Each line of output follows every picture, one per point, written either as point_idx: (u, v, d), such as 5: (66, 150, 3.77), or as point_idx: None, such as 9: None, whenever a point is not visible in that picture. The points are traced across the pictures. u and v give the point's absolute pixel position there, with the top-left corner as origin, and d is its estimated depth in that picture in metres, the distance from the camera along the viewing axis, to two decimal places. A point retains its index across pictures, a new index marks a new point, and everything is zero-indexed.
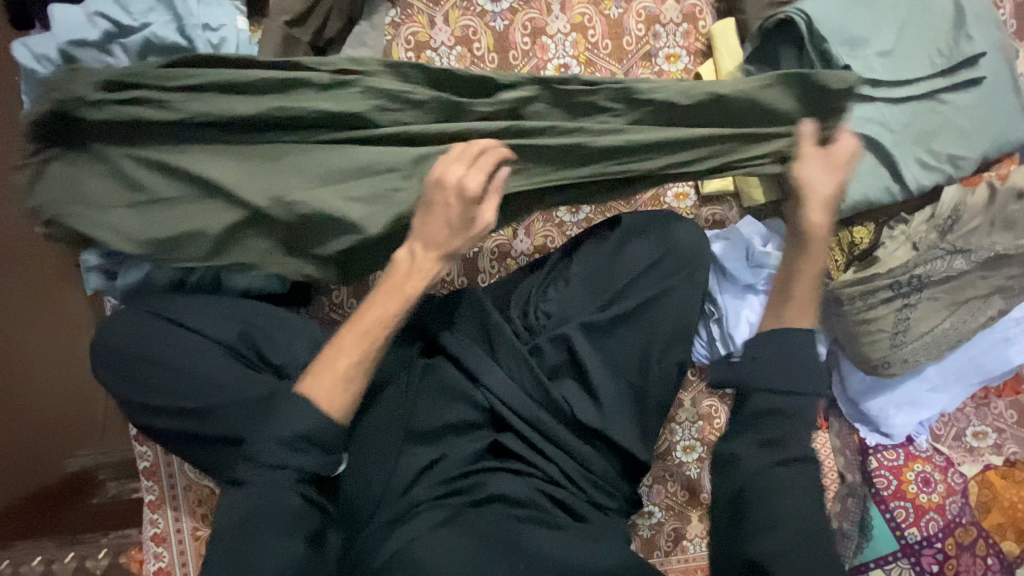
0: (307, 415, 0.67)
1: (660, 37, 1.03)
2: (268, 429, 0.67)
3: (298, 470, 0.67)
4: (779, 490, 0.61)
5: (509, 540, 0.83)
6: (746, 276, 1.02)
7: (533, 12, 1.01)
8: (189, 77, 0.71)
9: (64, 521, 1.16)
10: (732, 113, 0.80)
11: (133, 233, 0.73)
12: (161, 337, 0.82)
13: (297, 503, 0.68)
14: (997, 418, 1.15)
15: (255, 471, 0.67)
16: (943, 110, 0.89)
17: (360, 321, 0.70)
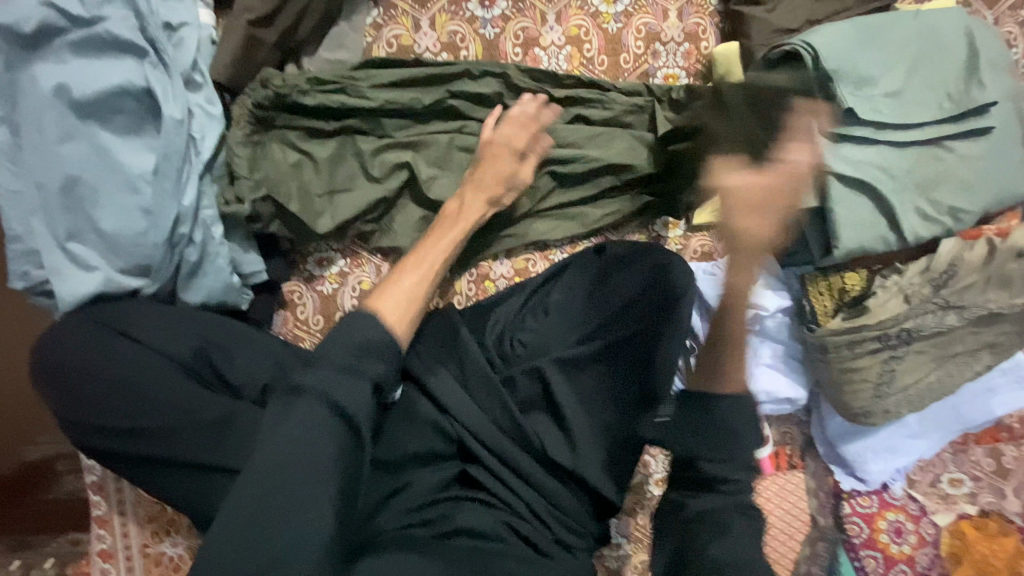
0: (380, 323, 0.71)
1: (659, 55, 0.97)
2: (344, 337, 0.68)
3: (370, 377, 0.68)
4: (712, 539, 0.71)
5: (476, 564, 0.79)
6: (730, 314, 0.97)
7: (527, 21, 0.95)
8: (369, 76, 0.86)
9: (18, 514, 1.11)
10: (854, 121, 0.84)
11: (326, 207, 0.83)
12: (111, 350, 0.75)
13: (344, 429, 0.65)
14: (975, 466, 1.11)
15: (317, 378, 0.65)
16: (946, 160, 0.85)
17: (424, 256, 0.81)
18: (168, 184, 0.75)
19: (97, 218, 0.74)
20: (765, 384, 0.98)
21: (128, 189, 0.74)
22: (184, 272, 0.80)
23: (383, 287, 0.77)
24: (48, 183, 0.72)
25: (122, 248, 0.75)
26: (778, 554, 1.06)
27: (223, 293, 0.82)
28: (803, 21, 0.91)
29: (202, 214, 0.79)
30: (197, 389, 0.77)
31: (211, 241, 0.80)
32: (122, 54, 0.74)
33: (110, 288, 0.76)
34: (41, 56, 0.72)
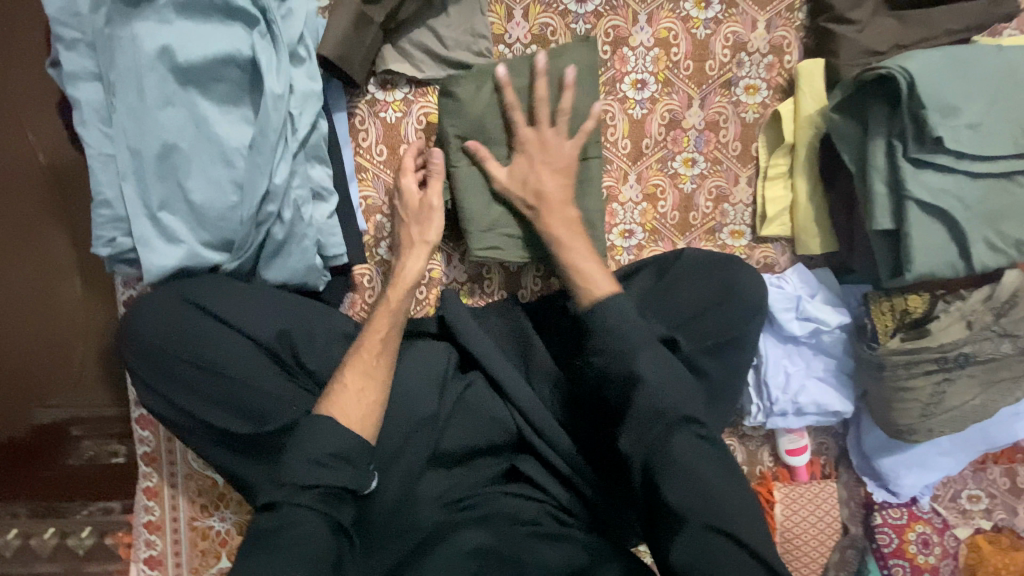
0: (340, 433, 0.70)
1: (743, 65, 0.98)
2: (303, 450, 0.69)
3: (330, 485, 0.67)
4: (678, 463, 0.68)
5: (510, 556, 0.81)
6: (792, 329, 0.98)
7: (618, 19, 0.94)
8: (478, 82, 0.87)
9: (38, 479, 1.06)
10: (952, 139, 0.84)
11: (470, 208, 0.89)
12: (193, 326, 0.74)
13: (329, 522, 0.66)
14: (991, 484, 1.17)
15: (292, 491, 0.67)
16: (1017, 192, 0.88)
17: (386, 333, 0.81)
18: (261, 159, 0.71)
19: (188, 188, 0.71)
20: (817, 396, 1.00)
21: (222, 161, 0.72)
22: (268, 250, 0.77)
23: (342, 385, 0.75)
24: (144, 149, 0.69)
25: (211, 222, 0.73)
26: (808, 559, 1.10)
27: (304, 274, 0.80)
28: (892, 44, 0.92)
29: (292, 193, 0.75)
30: (279, 377, 0.76)
31: (299, 221, 0.76)
32: (228, 20, 0.70)
33: (195, 262, 0.74)
34: (141, 14, 0.68)
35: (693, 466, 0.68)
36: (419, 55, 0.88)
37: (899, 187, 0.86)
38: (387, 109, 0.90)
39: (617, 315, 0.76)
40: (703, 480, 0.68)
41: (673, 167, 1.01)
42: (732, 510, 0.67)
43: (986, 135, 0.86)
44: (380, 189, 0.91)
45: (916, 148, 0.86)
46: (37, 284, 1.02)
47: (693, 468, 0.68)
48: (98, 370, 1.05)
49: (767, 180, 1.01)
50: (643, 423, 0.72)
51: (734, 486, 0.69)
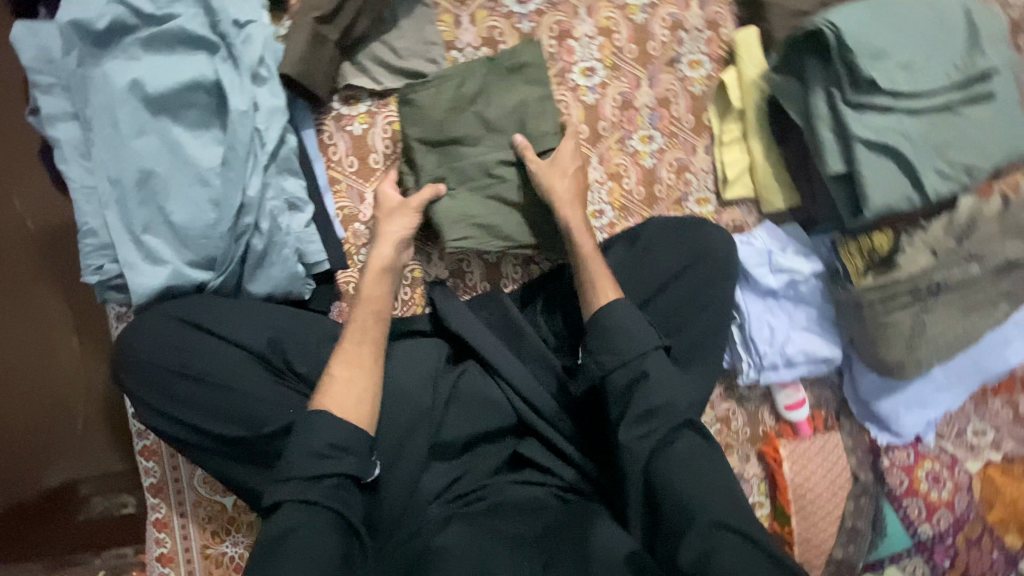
0: (337, 425, 0.73)
1: (684, 42, 1.04)
2: (302, 445, 0.71)
3: (336, 474, 0.71)
4: (677, 462, 0.76)
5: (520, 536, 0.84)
6: (769, 283, 1.01)
7: (560, 15, 1.00)
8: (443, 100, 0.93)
9: (51, 539, 1.06)
10: (886, 79, 0.90)
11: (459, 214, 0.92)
12: (187, 343, 0.76)
13: (332, 515, 0.69)
14: (994, 416, 1.18)
15: (298, 489, 0.69)
16: (958, 122, 0.92)
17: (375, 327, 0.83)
18: (234, 174, 0.76)
19: (170, 210, 0.75)
20: (804, 345, 1.03)
21: (199, 181, 0.75)
22: (252, 261, 0.80)
23: (330, 377, 0.77)
24: (125, 177, 0.74)
25: (192, 240, 0.76)
26: (824, 512, 1.09)
27: (290, 281, 0.83)
28: (816, 4, 0.99)
29: (267, 204, 0.79)
30: (275, 383, 0.78)
31: (276, 231, 0.80)
32: (192, 50, 0.75)
33: (180, 281, 0.77)
34: (112, 54, 0.73)
35: (687, 467, 0.76)
36: (377, 69, 0.93)
37: (844, 130, 0.91)
38: (353, 122, 0.94)
39: (624, 333, 0.84)
40: (701, 479, 0.75)
41: (633, 145, 1.05)
42: (729, 507, 0.73)
43: (917, 73, 0.91)
44: (354, 199, 0.95)
45: (854, 93, 0.91)
46: (34, 344, 1.05)
47: (689, 465, 0.77)
48: (102, 426, 1.07)
49: (724, 146, 1.06)
50: (645, 420, 0.80)
51: (727, 487, 0.76)
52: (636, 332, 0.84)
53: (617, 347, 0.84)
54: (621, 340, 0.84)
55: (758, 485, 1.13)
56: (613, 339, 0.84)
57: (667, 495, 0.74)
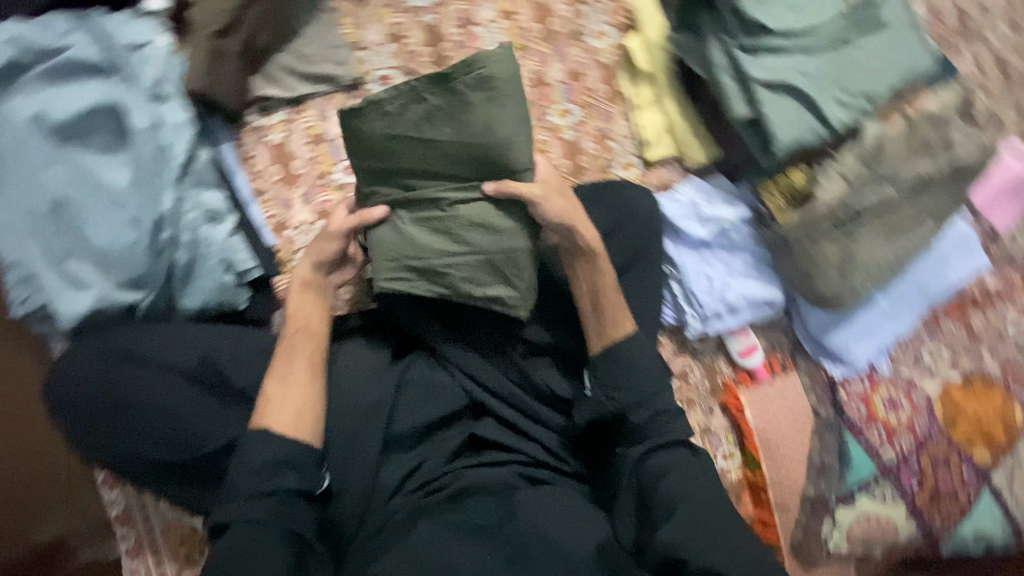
0: (273, 441, 0.75)
1: (586, 15, 1.07)
2: (243, 463, 0.74)
3: (281, 490, 0.74)
4: (667, 471, 0.84)
5: (482, 524, 0.83)
6: (698, 234, 1.03)
7: (461, 4, 1.03)
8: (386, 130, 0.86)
9: None
10: (775, 21, 0.94)
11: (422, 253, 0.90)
12: (118, 372, 0.77)
13: (280, 531, 0.72)
14: (949, 336, 1.19)
15: (243, 508, 0.72)
16: (853, 51, 0.95)
17: (309, 324, 0.85)
18: (148, 191, 0.78)
19: (89, 235, 0.77)
20: (742, 291, 1.05)
21: (113, 204, 0.77)
22: (178, 277, 0.82)
23: (265, 398, 0.78)
24: (38, 208, 0.75)
25: (113, 261, 0.78)
26: (792, 453, 1.10)
27: (221, 292, 0.85)
28: None
29: (186, 218, 0.82)
30: (211, 400, 0.79)
31: (198, 243, 0.83)
32: (91, 79, 0.79)
33: (107, 303, 0.78)
34: (12, 91, 0.76)
35: (677, 473, 0.84)
36: (286, 76, 0.95)
37: (743, 74, 0.94)
38: (271, 131, 0.96)
39: (628, 372, 0.88)
40: (691, 487, 0.83)
41: (551, 120, 1.08)
42: (714, 514, 0.81)
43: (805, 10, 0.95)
44: (282, 207, 0.96)
45: (747, 38, 0.95)
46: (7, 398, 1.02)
47: (680, 475, 0.84)
48: (85, 475, 1.05)
49: (639, 109, 1.08)
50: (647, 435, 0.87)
51: (716, 493, 0.84)
52: (645, 364, 0.89)
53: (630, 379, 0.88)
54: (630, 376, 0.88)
55: (725, 436, 1.13)
56: (620, 374, 0.88)
57: (657, 501, 0.82)
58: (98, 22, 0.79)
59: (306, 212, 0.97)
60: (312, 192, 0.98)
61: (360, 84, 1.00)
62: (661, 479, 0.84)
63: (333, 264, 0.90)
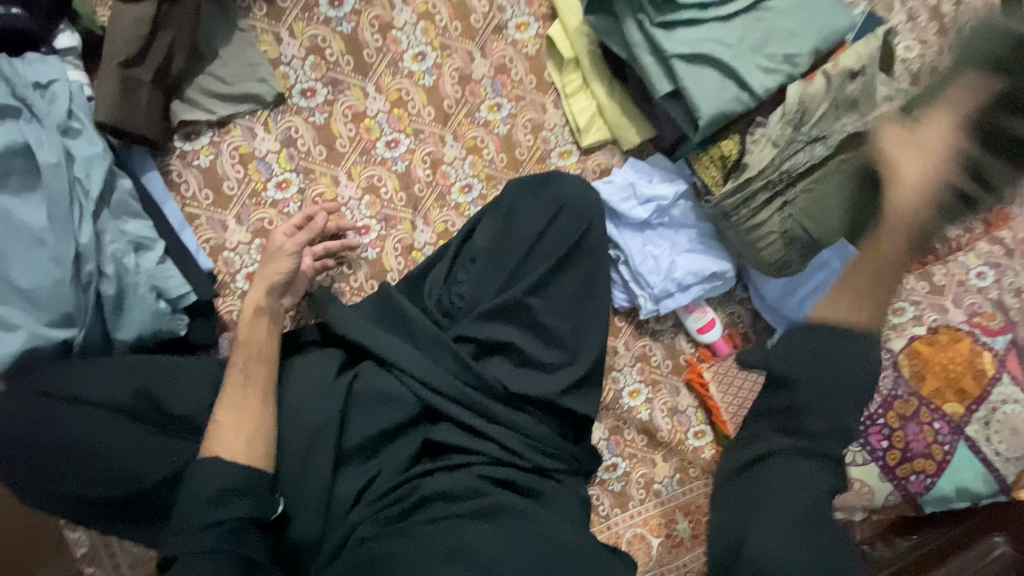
0: (220, 470, 0.74)
1: (505, 9, 1.07)
2: (191, 495, 0.72)
3: (232, 518, 0.72)
4: (763, 497, 0.71)
5: (457, 547, 0.80)
6: (638, 214, 1.03)
7: (378, 10, 1.03)
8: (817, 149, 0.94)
9: None
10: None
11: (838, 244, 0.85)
12: (54, 416, 0.77)
13: (235, 560, 0.71)
14: (911, 293, 1.20)
15: (192, 539, 0.71)
16: (769, 16, 0.96)
17: (251, 343, 0.85)
18: (64, 225, 0.78)
19: (11, 275, 0.77)
20: (691, 267, 1.04)
21: (33, 242, 0.77)
22: (109, 309, 0.81)
23: (216, 424, 0.78)
24: None
25: (40, 299, 0.78)
26: None
27: (154, 321, 0.84)
28: None
29: (108, 249, 0.81)
30: (153, 432, 0.79)
31: (124, 273, 0.82)
32: None
33: (37, 342, 0.78)
34: None
35: (783, 500, 0.70)
36: (207, 100, 0.96)
37: (660, 50, 0.94)
38: (198, 156, 0.96)
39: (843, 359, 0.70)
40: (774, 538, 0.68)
41: (482, 116, 1.08)
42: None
43: None
44: (217, 229, 0.96)
45: (660, 12, 0.94)
46: None
47: (788, 499, 0.70)
48: None
49: (570, 96, 1.08)
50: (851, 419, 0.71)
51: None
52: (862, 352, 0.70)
53: (809, 361, 0.71)
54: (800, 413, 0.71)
55: (695, 414, 1.14)
56: (795, 347, 0.73)
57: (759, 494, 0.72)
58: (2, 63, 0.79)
59: (242, 232, 0.97)
60: (247, 212, 0.98)
61: (285, 99, 1.00)
62: (752, 469, 0.74)
63: (280, 275, 0.90)
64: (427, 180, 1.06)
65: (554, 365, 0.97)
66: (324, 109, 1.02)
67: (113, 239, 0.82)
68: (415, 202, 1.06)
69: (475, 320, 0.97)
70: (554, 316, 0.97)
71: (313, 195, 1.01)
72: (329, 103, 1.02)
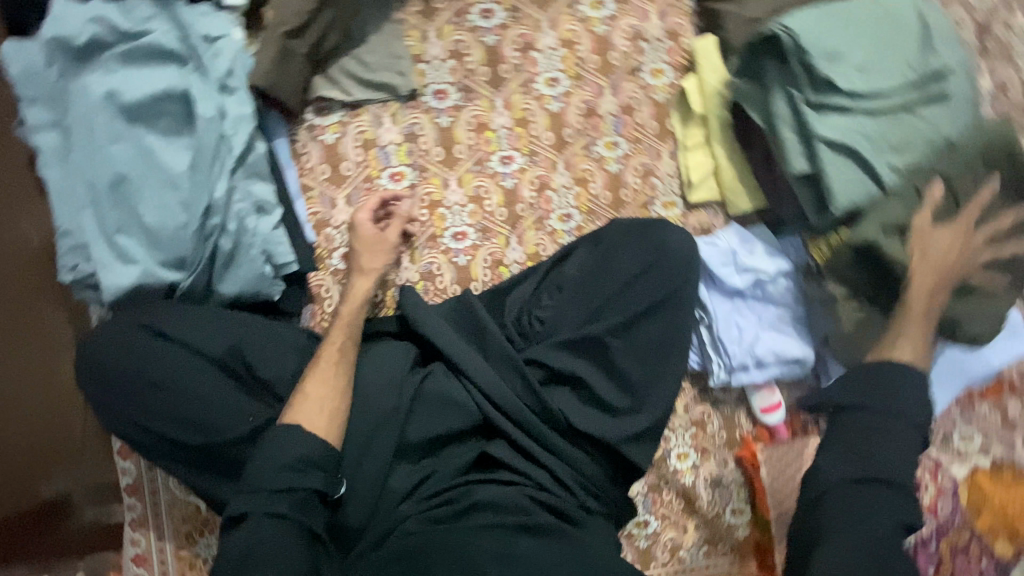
0: (303, 438, 0.75)
1: (645, 52, 1.08)
2: (271, 457, 0.73)
3: (306, 488, 0.73)
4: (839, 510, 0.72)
5: (505, 552, 0.82)
6: (734, 282, 1.02)
7: (523, 28, 1.05)
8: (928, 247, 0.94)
9: None
10: (843, 80, 0.94)
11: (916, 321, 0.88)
12: (151, 350, 0.79)
13: (299, 528, 0.72)
14: (981, 421, 1.15)
15: (266, 498, 0.71)
16: (915, 122, 0.95)
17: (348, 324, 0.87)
18: (203, 176, 0.81)
19: (140, 212, 0.79)
20: (774, 345, 1.03)
21: (168, 185, 0.80)
22: (220, 261, 0.84)
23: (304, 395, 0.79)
24: (98, 181, 0.78)
25: (163, 240, 0.80)
26: None
27: (256, 282, 0.86)
28: (770, 12, 1.03)
29: (234, 207, 0.84)
30: (235, 389, 0.81)
31: (244, 233, 0.84)
32: (165, 63, 0.82)
33: (150, 279, 0.80)
34: (89, 65, 0.79)
35: (851, 513, 0.71)
36: (347, 81, 0.98)
37: (806, 130, 0.94)
38: (325, 132, 0.99)
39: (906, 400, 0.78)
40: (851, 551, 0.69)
41: (598, 151, 1.08)
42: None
43: (871, 77, 0.95)
44: (326, 205, 0.98)
45: (809, 93, 0.95)
46: None
47: (864, 517, 0.71)
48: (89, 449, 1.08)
49: (688, 150, 1.08)
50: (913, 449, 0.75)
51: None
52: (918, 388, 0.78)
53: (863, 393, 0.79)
54: (865, 450, 0.75)
55: (736, 490, 1.11)
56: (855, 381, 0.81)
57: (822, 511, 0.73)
58: (181, 10, 0.83)
59: (348, 213, 0.99)
60: (357, 195, 0.99)
61: (417, 96, 1.02)
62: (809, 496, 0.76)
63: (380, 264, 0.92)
64: (530, 201, 1.07)
65: (619, 411, 0.96)
66: (451, 113, 1.03)
67: (239, 197, 0.85)
68: (514, 220, 1.07)
69: (553, 346, 0.97)
70: (630, 361, 0.96)
71: (422, 193, 1.03)
72: (457, 108, 1.03)
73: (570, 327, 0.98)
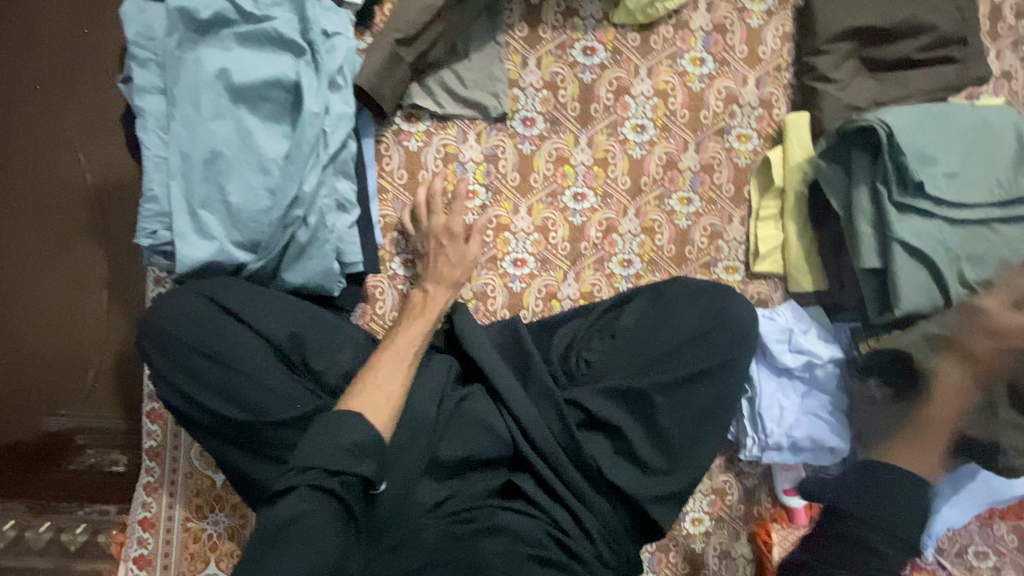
0: (362, 424, 0.71)
1: (735, 116, 1.08)
2: (329, 435, 0.69)
3: (355, 474, 0.68)
4: None
5: None
6: (784, 359, 1.02)
7: (620, 71, 1.05)
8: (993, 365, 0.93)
9: (37, 484, 1.06)
10: (930, 184, 0.93)
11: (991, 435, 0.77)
12: (216, 323, 0.79)
13: (341, 513, 0.67)
14: (998, 541, 1.13)
15: (315, 475, 0.67)
16: (996, 239, 0.94)
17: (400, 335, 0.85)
18: (296, 168, 0.81)
19: (227, 191, 0.80)
20: (811, 431, 1.02)
21: (260, 169, 0.80)
22: (292, 252, 0.84)
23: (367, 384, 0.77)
24: (194, 154, 0.79)
25: (243, 222, 0.80)
26: None
27: (322, 277, 0.86)
28: (868, 102, 1.03)
29: (318, 201, 0.84)
30: (287, 375, 0.80)
31: (322, 228, 0.84)
32: (280, 50, 0.82)
33: (222, 257, 0.81)
34: (206, 40, 0.80)
35: None
36: (441, 94, 0.98)
37: (885, 230, 0.94)
38: (410, 138, 0.99)
39: None
40: None
41: (671, 204, 1.08)
42: None
43: (960, 188, 0.94)
44: (398, 210, 0.99)
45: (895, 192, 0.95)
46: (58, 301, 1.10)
47: None
48: (107, 393, 1.09)
49: (759, 220, 1.08)
50: None
51: None
52: None
53: None
54: None
55: (744, 564, 1.10)
56: None
57: None
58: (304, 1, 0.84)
59: None
60: None
61: (506, 119, 1.02)
62: None
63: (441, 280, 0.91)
64: (594, 241, 1.07)
65: (655, 469, 0.93)
66: (535, 142, 1.03)
67: (324, 192, 0.85)
68: (576, 257, 1.06)
69: (598, 391, 0.95)
70: (671, 421, 0.94)
71: (491, 214, 1.03)
72: (541, 137, 1.04)
73: (617, 374, 0.96)
